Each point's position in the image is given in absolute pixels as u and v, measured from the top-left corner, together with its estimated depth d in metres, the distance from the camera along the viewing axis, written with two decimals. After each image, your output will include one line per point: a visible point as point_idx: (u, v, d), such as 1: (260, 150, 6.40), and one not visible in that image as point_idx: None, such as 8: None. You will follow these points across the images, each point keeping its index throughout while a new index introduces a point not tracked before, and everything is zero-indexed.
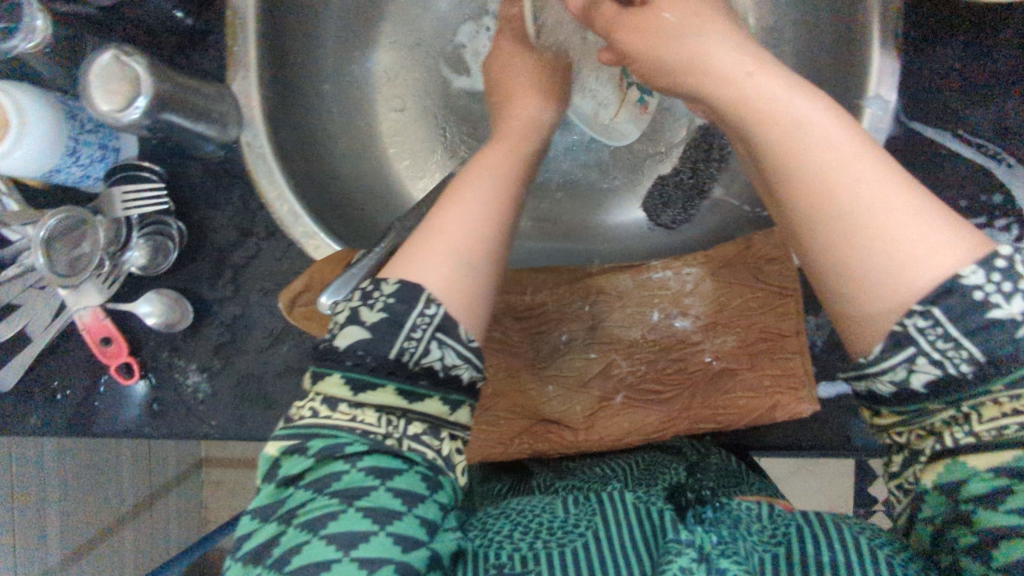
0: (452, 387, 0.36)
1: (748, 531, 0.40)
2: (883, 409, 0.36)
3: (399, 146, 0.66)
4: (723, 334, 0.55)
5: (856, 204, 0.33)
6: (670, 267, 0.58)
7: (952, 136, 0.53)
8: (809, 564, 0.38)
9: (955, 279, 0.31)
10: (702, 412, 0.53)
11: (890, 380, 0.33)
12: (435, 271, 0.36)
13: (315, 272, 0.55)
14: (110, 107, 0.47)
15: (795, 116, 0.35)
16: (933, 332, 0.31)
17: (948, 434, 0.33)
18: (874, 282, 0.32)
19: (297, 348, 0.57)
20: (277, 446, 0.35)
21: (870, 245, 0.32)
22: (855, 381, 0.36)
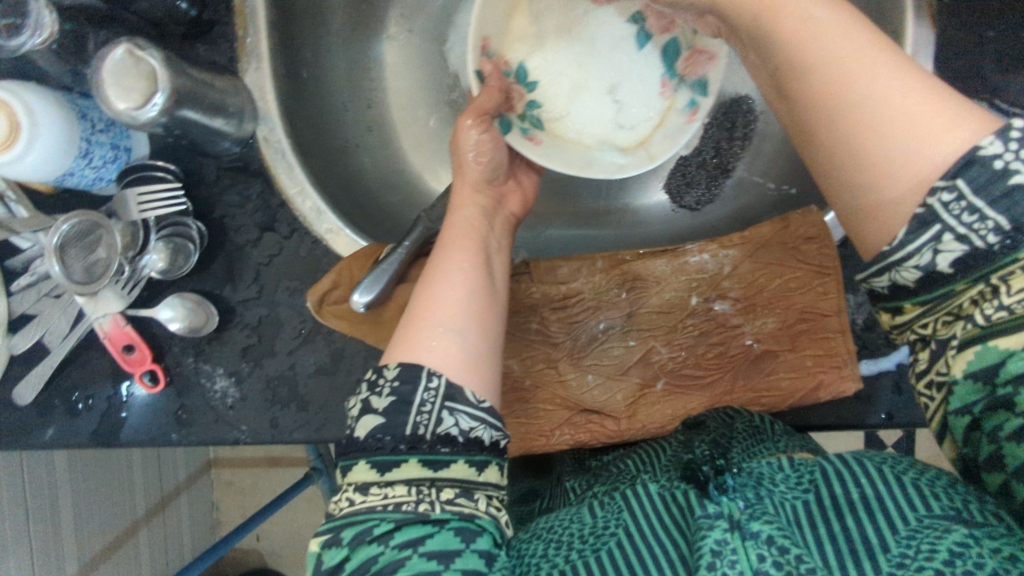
0: (474, 449, 0.37)
1: (773, 482, 0.41)
2: (905, 304, 0.35)
3: (409, 135, 0.64)
4: (762, 316, 0.54)
5: (866, 96, 0.32)
6: (706, 250, 0.56)
7: (988, 106, 0.52)
8: (839, 501, 0.39)
9: (973, 150, 0.30)
10: (744, 399, 0.54)
11: (915, 266, 0.32)
12: (429, 350, 0.38)
13: (344, 269, 0.53)
14: (128, 105, 0.43)
15: (806, 27, 0.34)
16: (957, 205, 0.30)
17: (978, 311, 0.32)
18: (893, 165, 0.32)
19: (328, 347, 0.55)
20: (316, 543, 0.36)
21: (885, 129, 0.32)
22: (874, 278, 0.35)
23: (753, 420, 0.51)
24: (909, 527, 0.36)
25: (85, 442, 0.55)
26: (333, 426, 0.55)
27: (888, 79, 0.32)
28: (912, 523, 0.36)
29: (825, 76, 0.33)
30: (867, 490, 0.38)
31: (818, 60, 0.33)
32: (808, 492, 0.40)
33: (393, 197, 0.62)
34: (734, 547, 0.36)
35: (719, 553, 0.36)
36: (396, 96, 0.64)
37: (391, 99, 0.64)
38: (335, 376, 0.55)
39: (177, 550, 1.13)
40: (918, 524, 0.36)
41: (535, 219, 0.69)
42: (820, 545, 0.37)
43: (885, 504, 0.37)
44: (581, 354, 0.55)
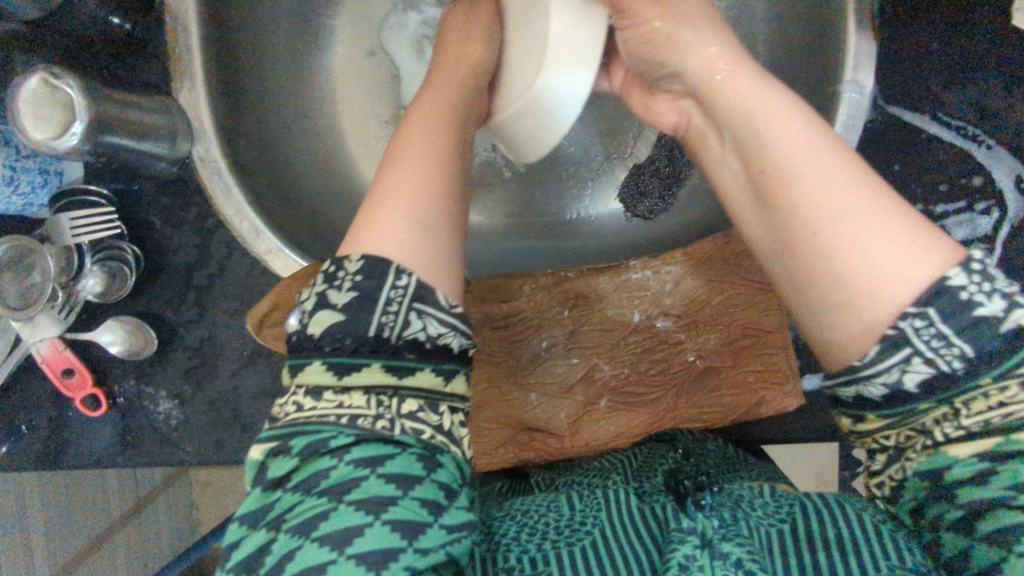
0: (442, 357, 0.32)
1: (749, 509, 0.41)
2: (867, 414, 0.33)
3: (362, 144, 0.63)
4: (704, 332, 0.54)
5: (846, 216, 0.30)
6: (649, 267, 0.56)
7: (932, 119, 0.52)
8: (815, 536, 0.38)
9: (942, 281, 0.29)
10: (686, 414, 0.53)
11: (882, 383, 0.31)
12: (390, 240, 0.33)
13: (282, 290, 0.52)
14: (44, 135, 0.43)
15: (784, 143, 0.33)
16: (927, 332, 0.29)
17: (937, 430, 0.31)
18: (869, 279, 0.29)
19: (272, 368, 0.55)
20: (261, 448, 0.32)
21: (865, 242, 0.29)
22: (839, 388, 0.33)
23: (723, 450, 0.54)
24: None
25: (28, 465, 0.55)
26: None
27: (868, 201, 0.30)
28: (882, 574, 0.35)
29: (802, 189, 0.31)
30: (843, 537, 0.37)
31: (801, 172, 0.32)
32: (784, 523, 0.39)
33: (339, 213, 0.61)
34: (703, 563, 0.35)
35: (687, 567, 0.36)
36: (342, 108, 0.63)
37: (340, 113, 0.63)
38: (279, 397, 0.55)
39: (155, 553, 1.13)
40: (888, 573, 0.35)
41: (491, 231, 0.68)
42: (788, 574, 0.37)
43: (858, 549, 0.36)
44: (524, 372, 0.55)
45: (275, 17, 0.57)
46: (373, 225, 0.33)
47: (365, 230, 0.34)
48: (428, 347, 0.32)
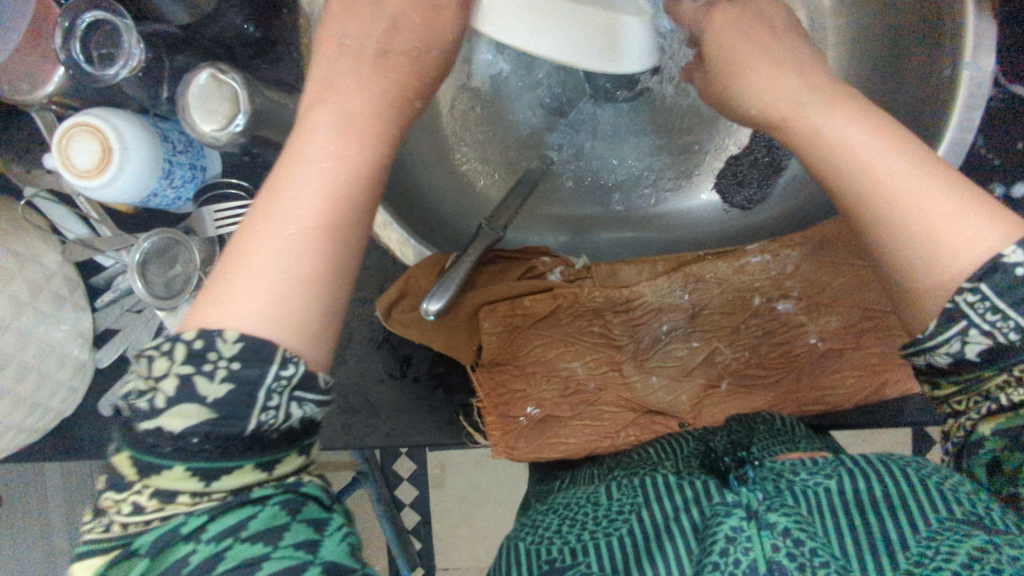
0: (307, 434, 0.32)
1: (794, 474, 0.40)
2: (941, 381, 0.36)
3: (466, 143, 0.67)
4: (826, 314, 0.54)
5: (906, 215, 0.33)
6: (768, 250, 0.55)
7: None
8: (862, 496, 0.37)
9: (996, 258, 0.31)
10: (808, 398, 0.54)
11: (946, 353, 0.34)
12: (251, 319, 0.31)
13: (410, 278, 0.54)
14: (211, 127, 0.45)
15: (838, 142, 0.36)
16: (983, 306, 0.31)
17: (1005, 394, 0.33)
18: (925, 273, 0.33)
19: (397, 354, 0.57)
20: (89, 570, 0.28)
21: (911, 243, 0.33)
22: (910, 356, 0.36)
23: (773, 424, 0.50)
24: (930, 528, 0.35)
25: None
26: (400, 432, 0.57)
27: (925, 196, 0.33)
28: (934, 524, 0.35)
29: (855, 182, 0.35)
30: (889, 492, 0.37)
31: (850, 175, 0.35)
32: (831, 479, 0.39)
33: (448, 206, 0.65)
34: (749, 535, 0.35)
35: (734, 539, 0.35)
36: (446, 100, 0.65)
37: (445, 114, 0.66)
38: (406, 382, 0.57)
39: None
40: (940, 526, 0.35)
41: (590, 225, 0.70)
42: (840, 537, 0.36)
43: (907, 505, 0.36)
44: (644, 356, 0.56)
45: None
46: (233, 272, 0.32)
47: (224, 289, 0.32)
48: (300, 430, 0.32)
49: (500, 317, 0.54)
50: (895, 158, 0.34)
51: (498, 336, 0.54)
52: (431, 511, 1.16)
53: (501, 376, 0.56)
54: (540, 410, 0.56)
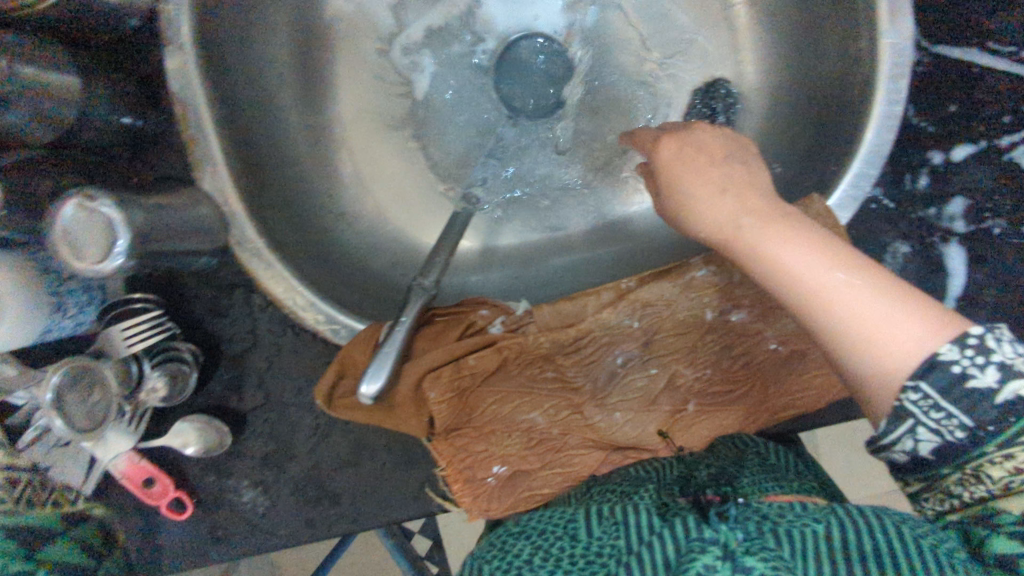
0: None
1: (781, 519, 0.38)
2: (907, 481, 0.38)
3: (387, 190, 0.64)
4: (782, 317, 0.51)
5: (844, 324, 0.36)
6: (712, 260, 0.52)
7: (980, 51, 0.50)
8: (850, 545, 0.36)
9: (933, 356, 0.34)
10: (779, 403, 0.53)
11: (902, 450, 0.36)
12: None
13: (345, 359, 0.51)
14: (87, 261, 0.41)
15: (772, 258, 0.38)
16: (925, 402, 0.34)
17: (965, 490, 0.36)
18: (870, 375, 0.35)
19: (348, 437, 0.54)
20: None
21: (853, 348, 0.36)
22: (875, 455, 0.38)
23: (764, 456, 0.51)
24: None
25: None
26: (367, 516, 0.54)
27: (858, 301, 0.36)
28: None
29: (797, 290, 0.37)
30: (880, 545, 0.35)
31: (790, 282, 0.38)
32: (819, 524, 0.37)
33: (379, 263, 0.62)
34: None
35: None
36: (354, 149, 0.63)
37: (359, 164, 0.64)
38: (364, 464, 0.54)
39: None
40: None
41: (531, 250, 0.67)
42: None
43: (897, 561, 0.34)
44: (603, 394, 0.53)
45: (289, 86, 0.59)
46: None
47: None
48: None
49: (447, 383, 0.50)
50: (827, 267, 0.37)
51: (448, 403, 0.50)
52: (440, 534, 1.15)
53: (461, 440, 0.52)
54: (507, 467, 0.53)
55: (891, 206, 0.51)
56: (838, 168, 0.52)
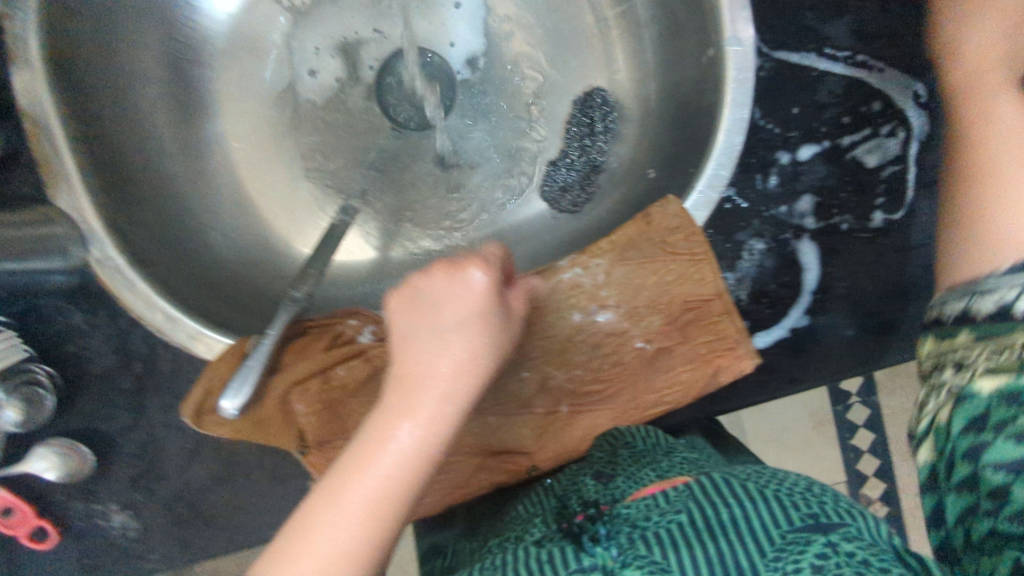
0: None
1: (646, 520, 0.38)
2: (959, 333, 0.39)
3: (271, 205, 0.64)
4: (647, 316, 0.53)
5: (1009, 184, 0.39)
6: (578, 263, 0.53)
7: (818, 56, 0.52)
8: (710, 522, 0.36)
9: None
10: (647, 401, 0.53)
11: (997, 300, 0.37)
12: None
13: (212, 374, 0.50)
14: None
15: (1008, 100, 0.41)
16: None
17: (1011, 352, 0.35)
18: (997, 236, 0.39)
19: (221, 455, 0.53)
20: None
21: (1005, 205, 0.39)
22: (952, 303, 0.40)
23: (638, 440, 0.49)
24: (778, 542, 0.35)
25: None
26: (245, 533, 0.53)
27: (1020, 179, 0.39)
28: (781, 539, 0.35)
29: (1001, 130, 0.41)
30: (732, 512, 0.36)
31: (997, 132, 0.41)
32: (680, 513, 0.37)
33: (258, 277, 0.60)
34: None
35: None
36: (241, 167, 0.64)
37: (245, 180, 0.64)
38: (240, 481, 0.53)
39: None
40: (784, 539, 0.35)
41: (421, 261, 0.66)
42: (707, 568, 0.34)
43: (751, 526, 0.36)
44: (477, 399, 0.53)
45: (157, 103, 0.59)
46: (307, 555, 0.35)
47: None
48: None
49: (316, 394, 0.51)
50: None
51: (317, 414, 0.51)
52: None
53: (336, 453, 0.52)
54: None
55: (744, 206, 0.53)
56: (694, 171, 0.54)
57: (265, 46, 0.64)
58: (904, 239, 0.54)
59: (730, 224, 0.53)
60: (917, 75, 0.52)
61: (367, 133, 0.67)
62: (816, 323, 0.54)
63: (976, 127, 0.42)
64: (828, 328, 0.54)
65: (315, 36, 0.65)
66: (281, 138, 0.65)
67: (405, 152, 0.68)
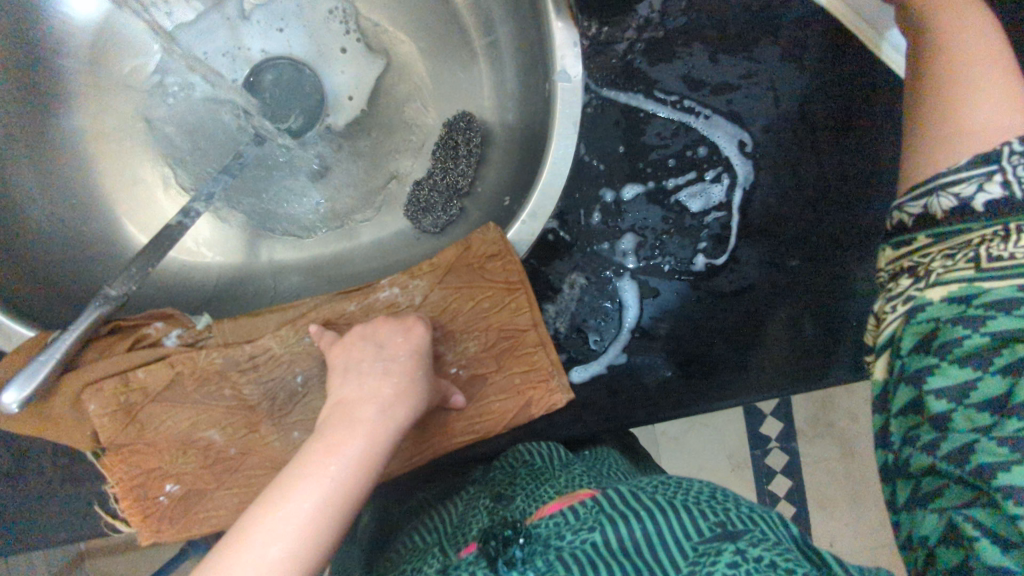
0: None
1: (563, 540, 0.39)
2: (920, 234, 0.45)
3: (126, 199, 0.64)
4: (462, 341, 0.53)
5: (968, 112, 0.44)
6: (397, 283, 0.53)
7: (647, 98, 0.54)
8: (625, 542, 0.38)
9: (979, 175, 0.42)
10: (456, 429, 0.52)
11: (955, 193, 0.43)
12: None
13: (4, 366, 0.48)
14: None
15: (953, 42, 0.47)
16: (1009, 168, 0.41)
17: (973, 248, 0.42)
18: (977, 135, 0.44)
19: (15, 452, 0.52)
20: None
21: (977, 105, 0.44)
22: (912, 203, 0.45)
23: (533, 464, 0.50)
24: (691, 556, 0.38)
25: None
26: (37, 531, 0.52)
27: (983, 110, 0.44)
28: (693, 553, 0.38)
29: (955, 64, 0.46)
30: (646, 529, 0.39)
31: (953, 64, 0.46)
32: (595, 533, 0.39)
33: (95, 269, 0.59)
34: None
35: None
36: (98, 160, 0.63)
37: (101, 171, 0.63)
38: (34, 480, 0.52)
39: None
40: (698, 550, 0.38)
41: (275, 267, 0.66)
42: None
43: (665, 542, 0.38)
44: (282, 412, 0.53)
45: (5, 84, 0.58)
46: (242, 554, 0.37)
47: None
48: None
49: (110, 395, 0.49)
50: (985, 66, 0.45)
51: (112, 416, 0.50)
52: None
53: (132, 457, 0.51)
54: (180, 486, 0.52)
55: (566, 238, 0.54)
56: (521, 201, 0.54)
57: (139, 41, 0.64)
58: (727, 284, 0.54)
59: (552, 256, 0.54)
60: (742, 125, 0.54)
61: (235, 133, 0.67)
62: (633, 362, 0.54)
63: (942, 55, 0.47)
64: (645, 369, 0.54)
65: (190, 30, 0.64)
66: (146, 136, 0.65)
67: (275, 158, 0.67)
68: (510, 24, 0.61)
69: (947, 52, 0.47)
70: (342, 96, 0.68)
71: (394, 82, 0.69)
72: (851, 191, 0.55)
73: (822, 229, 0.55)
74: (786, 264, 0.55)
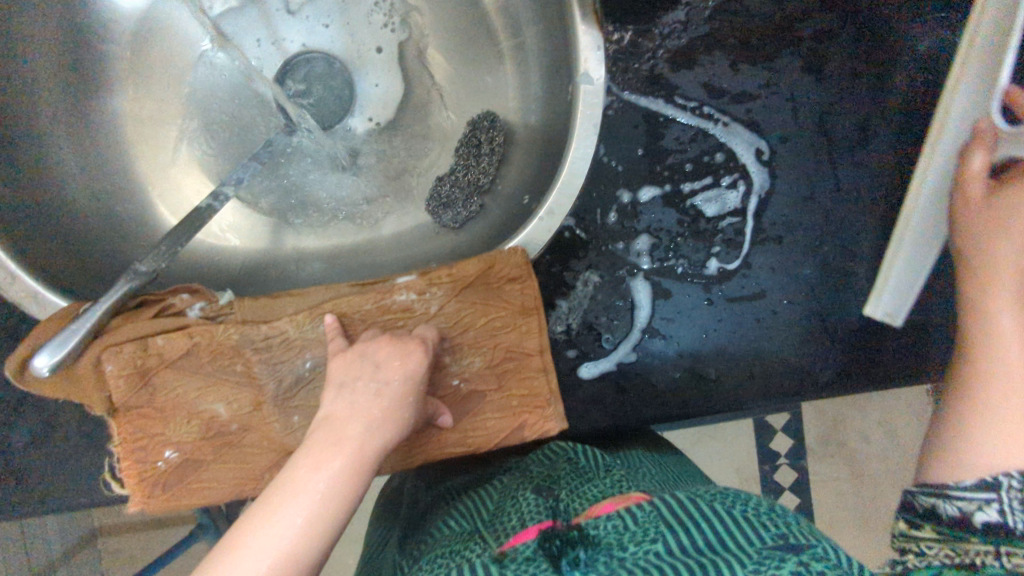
0: None
1: (621, 544, 0.38)
2: (925, 526, 0.42)
3: (159, 182, 0.66)
4: (468, 355, 0.54)
5: (989, 394, 0.42)
6: (414, 288, 0.53)
7: (667, 103, 0.55)
8: (688, 549, 0.37)
9: (993, 483, 0.40)
10: (447, 439, 0.53)
11: (959, 504, 0.41)
12: None
13: (34, 332, 0.50)
14: None
15: (994, 306, 0.45)
16: (1013, 498, 0.39)
17: (975, 555, 0.39)
18: (980, 428, 0.42)
19: (42, 415, 0.55)
20: None
21: (997, 400, 0.42)
22: (923, 494, 0.42)
23: (575, 462, 0.50)
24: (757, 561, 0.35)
25: None
26: (57, 494, 0.54)
27: (1002, 408, 0.42)
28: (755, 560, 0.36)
29: (994, 325, 0.44)
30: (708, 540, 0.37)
31: (990, 338, 0.44)
32: (657, 543, 0.37)
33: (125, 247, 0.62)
34: None
35: None
36: (133, 142, 0.66)
37: (134, 155, 0.66)
38: (56, 443, 0.55)
39: None
40: (762, 556, 0.36)
41: (297, 254, 0.68)
42: None
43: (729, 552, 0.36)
44: (287, 395, 0.55)
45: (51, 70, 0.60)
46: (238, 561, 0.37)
47: None
48: None
49: (128, 358, 0.50)
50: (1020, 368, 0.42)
51: (127, 379, 0.51)
52: None
53: (140, 420, 0.52)
54: (179, 454, 0.53)
55: (583, 236, 0.55)
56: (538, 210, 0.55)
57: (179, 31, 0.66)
58: (738, 289, 0.55)
59: (567, 253, 0.55)
60: (760, 133, 0.55)
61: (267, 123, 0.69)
62: (644, 360, 0.55)
63: (982, 323, 0.45)
64: (654, 369, 0.55)
65: (228, 25, 0.67)
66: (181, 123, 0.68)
67: (303, 150, 0.70)
68: (535, 28, 0.63)
69: (980, 312, 0.45)
70: (370, 94, 0.70)
71: (421, 80, 0.71)
72: (866, 205, 0.56)
73: (834, 240, 0.56)
74: (798, 272, 0.55)
